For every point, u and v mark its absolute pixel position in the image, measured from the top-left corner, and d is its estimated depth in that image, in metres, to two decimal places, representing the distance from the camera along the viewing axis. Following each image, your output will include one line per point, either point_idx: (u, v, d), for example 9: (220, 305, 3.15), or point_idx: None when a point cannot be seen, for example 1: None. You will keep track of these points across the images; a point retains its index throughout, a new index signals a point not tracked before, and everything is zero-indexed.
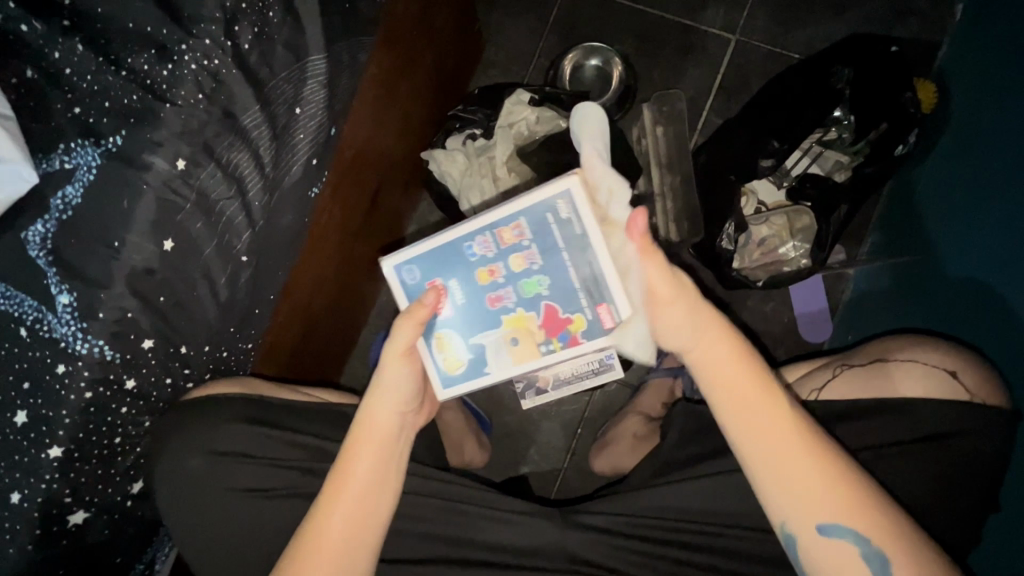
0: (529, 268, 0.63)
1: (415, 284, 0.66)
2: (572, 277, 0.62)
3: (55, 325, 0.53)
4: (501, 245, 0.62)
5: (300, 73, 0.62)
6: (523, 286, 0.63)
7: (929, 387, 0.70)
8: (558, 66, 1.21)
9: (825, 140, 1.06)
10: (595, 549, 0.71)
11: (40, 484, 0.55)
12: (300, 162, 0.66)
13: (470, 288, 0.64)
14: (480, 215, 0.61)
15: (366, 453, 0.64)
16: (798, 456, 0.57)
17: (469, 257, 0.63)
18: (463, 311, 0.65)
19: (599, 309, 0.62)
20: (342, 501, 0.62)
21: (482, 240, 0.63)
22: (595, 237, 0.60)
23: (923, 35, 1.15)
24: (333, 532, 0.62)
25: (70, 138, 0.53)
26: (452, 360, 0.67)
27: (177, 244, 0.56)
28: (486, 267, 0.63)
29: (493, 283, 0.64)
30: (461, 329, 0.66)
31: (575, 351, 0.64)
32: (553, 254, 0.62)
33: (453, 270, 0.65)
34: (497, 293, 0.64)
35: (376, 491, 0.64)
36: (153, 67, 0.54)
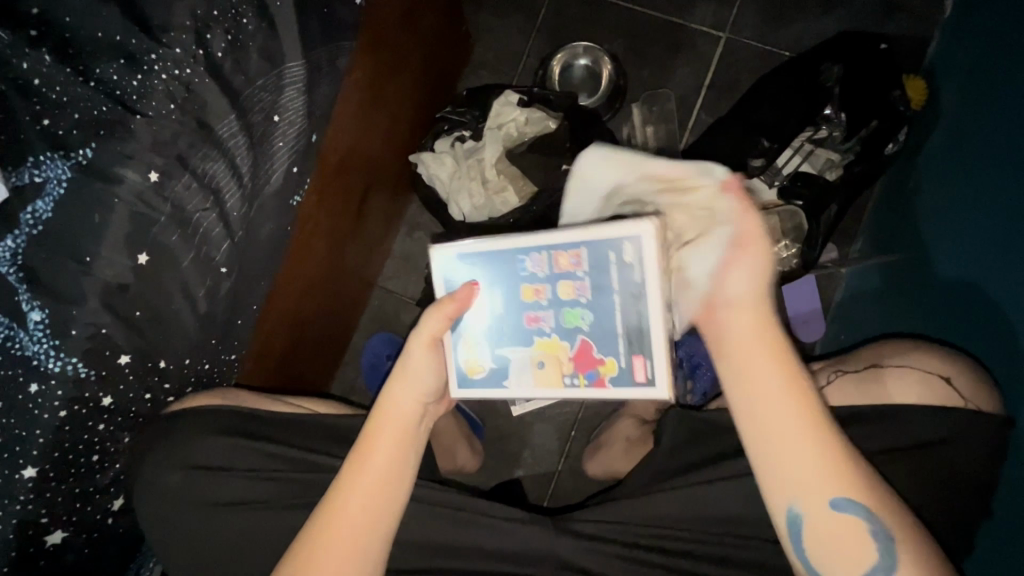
0: (574, 299, 0.61)
1: (455, 280, 0.64)
2: (616, 321, 0.59)
3: (27, 343, 0.52)
4: (555, 268, 0.60)
5: (277, 80, 0.60)
6: (563, 315, 0.61)
7: (923, 393, 0.69)
8: (546, 66, 1.20)
9: (816, 138, 1.03)
10: (588, 558, 0.70)
11: (15, 506, 0.55)
12: (280, 170, 0.64)
13: (511, 300, 0.63)
14: (545, 233, 0.59)
15: (389, 441, 0.63)
16: (805, 430, 0.54)
17: (520, 271, 0.62)
18: (498, 321, 0.64)
19: (634, 360, 0.59)
20: (359, 492, 0.61)
21: (538, 259, 0.61)
22: (652, 286, 0.57)
23: (914, 31, 1.15)
24: (349, 526, 0.60)
25: (38, 151, 0.52)
26: (475, 364, 0.65)
27: (152, 257, 0.55)
28: (533, 286, 0.62)
29: (536, 302, 0.62)
30: (493, 337, 0.64)
31: (598, 394, 0.61)
32: (603, 293, 0.59)
33: (500, 279, 0.63)
34: (535, 312, 0.62)
35: (396, 482, 0.62)
36: (123, 78, 0.53)
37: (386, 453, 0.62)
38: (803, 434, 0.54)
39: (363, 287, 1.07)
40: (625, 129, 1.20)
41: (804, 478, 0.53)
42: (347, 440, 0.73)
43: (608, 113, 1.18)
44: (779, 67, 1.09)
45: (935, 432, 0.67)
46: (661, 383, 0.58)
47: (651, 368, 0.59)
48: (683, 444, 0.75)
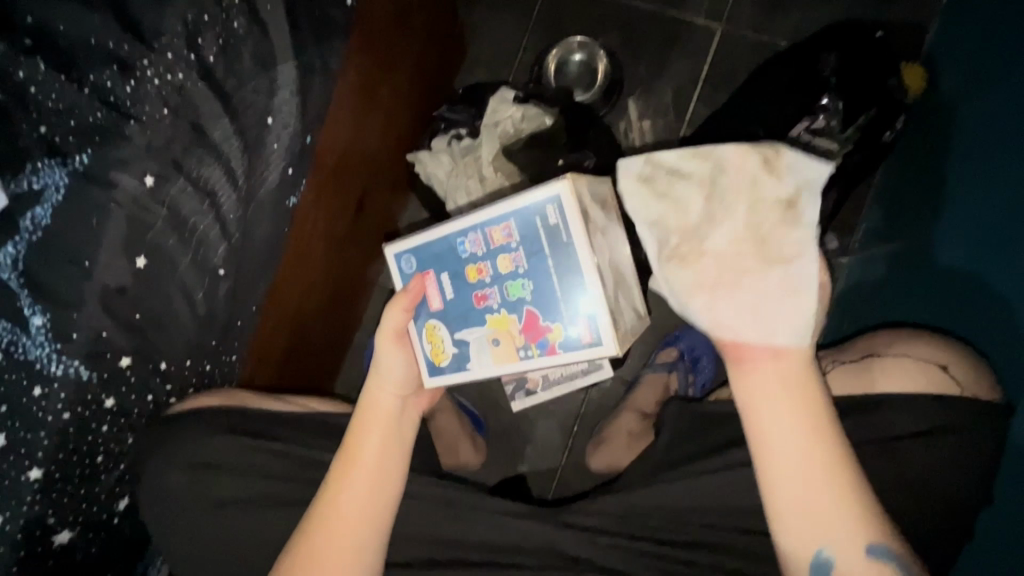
0: (514, 270, 0.61)
1: (411, 275, 0.66)
2: (555, 285, 0.60)
3: (30, 347, 0.53)
4: (490, 244, 0.61)
5: (270, 83, 0.61)
6: (507, 288, 0.61)
7: (919, 380, 0.69)
8: (542, 63, 1.20)
9: (814, 128, 0.96)
10: (588, 551, 0.71)
11: (22, 506, 0.55)
12: (275, 172, 0.65)
13: (458, 283, 0.63)
14: (473, 212, 0.61)
15: (371, 434, 0.67)
16: (810, 437, 0.57)
17: (461, 254, 0.63)
18: (451, 305, 0.64)
19: (579, 320, 0.59)
20: (347, 484, 0.64)
21: (473, 238, 0.62)
22: (580, 246, 0.58)
23: (912, 18, 1.14)
24: (339, 518, 0.63)
25: (36, 159, 0.52)
26: (439, 352, 0.65)
27: (150, 260, 0.56)
28: (474, 265, 0.62)
29: (481, 282, 0.63)
30: (449, 322, 0.64)
31: (552, 361, 0.61)
32: (539, 259, 0.60)
33: (445, 264, 0.64)
34: (481, 289, 0.62)
35: (381, 473, 0.65)
36: (116, 83, 0.53)
37: (368, 446, 0.66)
38: (812, 455, 0.57)
39: (364, 287, 1.08)
40: (622, 124, 1.20)
41: (809, 477, 0.57)
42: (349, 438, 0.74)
43: (605, 108, 1.18)
44: (776, 57, 1.08)
45: (934, 422, 0.67)
46: (607, 339, 0.58)
47: (598, 325, 0.59)
48: (682, 436, 0.76)
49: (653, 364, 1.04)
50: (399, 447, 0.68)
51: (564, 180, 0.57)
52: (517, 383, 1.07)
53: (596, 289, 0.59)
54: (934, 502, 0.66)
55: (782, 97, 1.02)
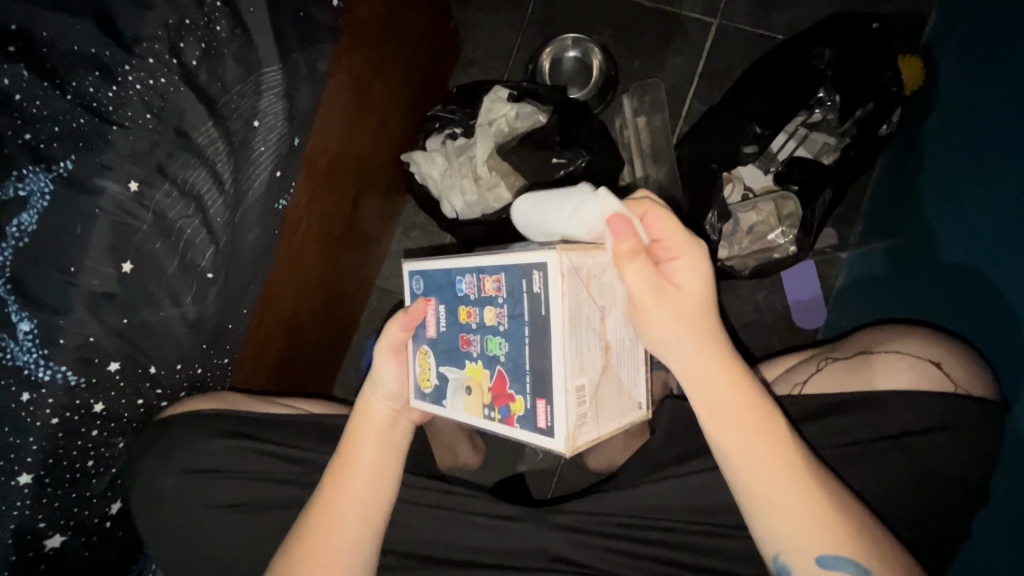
0: (496, 326, 0.55)
1: (416, 296, 0.63)
2: (527, 355, 0.52)
3: (18, 353, 0.53)
4: (481, 290, 0.56)
5: (255, 86, 0.61)
6: (486, 342, 0.55)
7: (917, 378, 0.67)
8: (536, 60, 1.19)
9: (810, 122, 1.03)
10: (579, 552, 0.70)
11: (13, 512, 0.56)
12: (263, 176, 0.64)
13: (450, 317, 0.59)
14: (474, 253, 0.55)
15: (370, 440, 0.66)
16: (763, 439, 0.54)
17: (457, 291, 0.58)
18: (440, 337, 0.61)
19: (538, 403, 0.52)
20: (345, 487, 0.64)
21: (470, 278, 0.57)
22: (557, 326, 0.50)
23: (910, 9, 1.12)
24: (337, 521, 0.63)
25: (21, 165, 0.53)
26: (426, 377, 0.63)
27: (137, 265, 0.56)
28: (465, 307, 0.58)
29: (468, 325, 0.58)
30: (437, 353, 0.61)
31: (511, 431, 0.55)
32: (518, 323, 0.53)
33: (443, 295, 0.60)
34: (464, 330, 0.58)
35: (378, 476, 0.65)
36: (99, 90, 0.54)
37: (366, 452, 0.66)
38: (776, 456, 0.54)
39: (360, 288, 1.08)
40: (617, 121, 1.20)
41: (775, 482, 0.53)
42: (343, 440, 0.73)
43: (600, 105, 1.18)
44: (771, 50, 1.07)
45: (934, 420, 0.66)
46: (559, 433, 0.51)
47: (555, 413, 0.51)
48: (676, 434, 0.75)
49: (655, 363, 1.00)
50: (396, 453, 0.67)
51: (554, 250, 0.49)
52: None
53: (559, 376, 0.50)
54: (927, 501, 0.66)
55: (778, 89, 1.01)
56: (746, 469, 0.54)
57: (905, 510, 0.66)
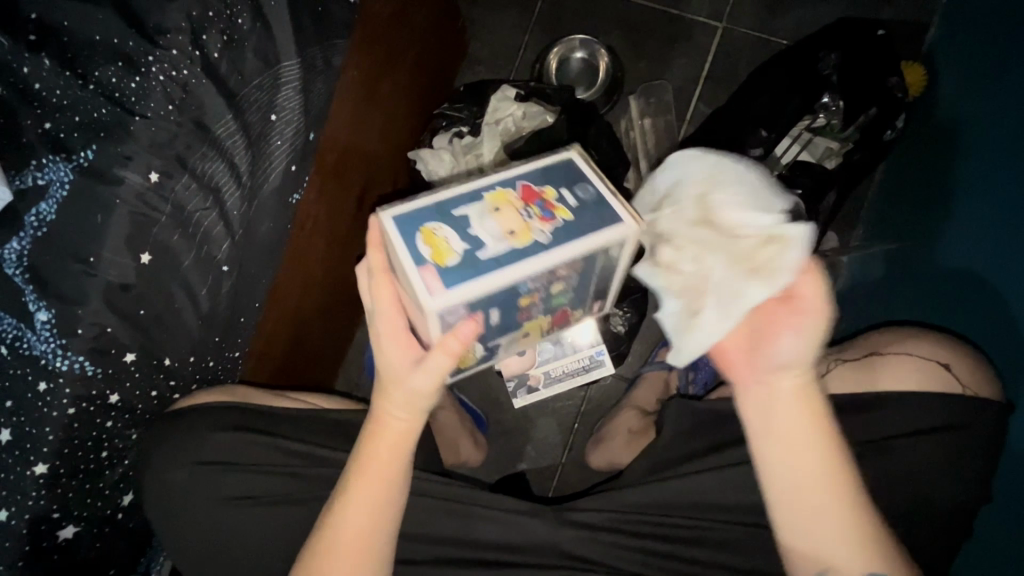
0: (563, 287, 0.59)
1: (453, 319, 0.53)
2: (592, 286, 0.64)
3: (35, 342, 0.53)
4: (550, 283, 0.55)
5: (273, 79, 0.61)
6: (552, 300, 0.61)
7: (924, 379, 0.69)
8: (543, 60, 1.20)
9: (815, 126, 1.03)
10: (588, 548, 0.71)
11: (28, 501, 0.55)
12: (278, 170, 0.65)
13: (507, 311, 0.57)
14: (550, 256, 0.51)
15: (378, 448, 0.62)
16: (828, 474, 0.59)
17: (520, 291, 0.54)
18: (495, 327, 0.59)
19: (595, 302, 0.69)
20: (354, 497, 0.62)
21: (539, 276, 0.53)
22: (626, 263, 0.61)
23: (912, 16, 1.14)
24: (349, 528, 0.62)
25: (41, 155, 0.53)
26: (467, 357, 0.63)
27: (155, 256, 0.56)
28: (530, 295, 0.56)
29: (529, 303, 0.58)
30: (485, 337, 0.60)
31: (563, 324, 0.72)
32: (587, 276, 0.60)
33: (496, 301, 0.54)
34: (526, 312, 0.59)
35: (382, 488, 0.62)
36: (121, 80, 0.53)
37: (375, 461, 0.62)
38: (835, 488, 0.59)
39: None
40: (623, 121, 1.20)
41: (819, 510, 0.59)
42: (351, 436, 0.73)
43: (606, 106, 1.18)
44: (776, 55, 1.08)
45: (934, 421, 0.67)
46: (611, 303, 0.72)
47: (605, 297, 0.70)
48: (682, 432, 0.76)
49: (653, 362, 1.05)
50: (402, 467, 0.63)
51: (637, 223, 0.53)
52: (518, 380, 1.02)
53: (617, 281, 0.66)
54: (929, 501, 0.67)
55: (781, 95, 1.02)
56: (801, 494, 0.59)
57: (908, 507, 0.67)
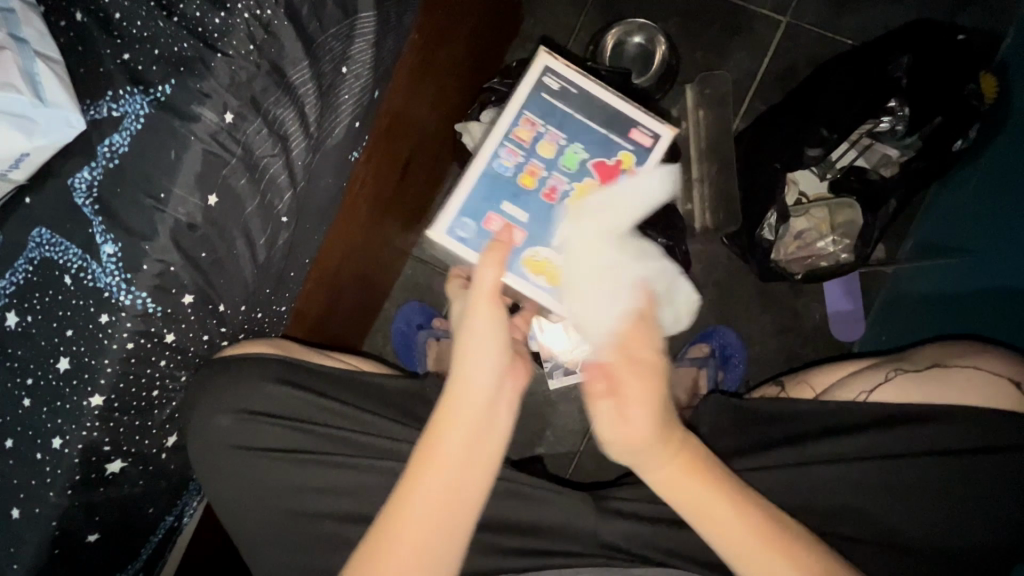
0: (560, 146, 0.71)
1: (476, 233, 0.69)
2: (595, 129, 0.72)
3: (100, 275, 0.54)
4: (526, 147, 0.70)
5: (349, 30, 0.60)
6: (566, 163, 0.70)
7: (988, 396, 0.67)
8: (599, 41, 1.15)
9: (876, 131, 0.98)
10: (624, 537, 0.70)
11: (81, 432, 0.56)
12: (343, 124, 0.63)
13: (525, 201, 0.69)
14: (496, 131, 0.71)
15: (465, 492, 0.55)
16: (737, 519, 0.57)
17: (506, 172, 0.70)
18: (532, 223, 0.69)
19: (635, 135, 0.72)
20: (389, 546, 0.53)
21: (509, 151, 0.70)
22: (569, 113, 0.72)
23: (987, 25, 1.10)
24: (412, 521, 0.54)
25: (117, 86, 0.53)
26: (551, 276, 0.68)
27: (221, 199, 0.55)
28: (527, 171, 0.70)
29: (540, 180, 0.70)
30: (542, 235, 0.69)
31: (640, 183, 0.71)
32: (569, 124, 0.72)
33: (503, 194, 0.69)
34: (561, 199, 0.70)
35: (444, 541, 0.54)
36: (206, 15, 0.53)
37: (415, 521, 0.54)
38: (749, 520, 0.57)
39: (400, 255, 1.07)
40: (674, 111, 1.17)
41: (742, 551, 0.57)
42: (390, 400, 0.72)
43: (659, 92, 1.14)
44: (843, 55, 1.02)
45: (989, 439, 0.66)
46: (661, 127, 0.72)
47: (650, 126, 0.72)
48: (725, 428, 0.73)
49: (684, 359, 1.08)
50: (450, 531, 0.54)
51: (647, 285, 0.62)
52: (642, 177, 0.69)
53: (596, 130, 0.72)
54: (975, 519, 0.66)
55: (848, 95, 0.96)
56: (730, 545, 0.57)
57: (948, 525, 0.66)
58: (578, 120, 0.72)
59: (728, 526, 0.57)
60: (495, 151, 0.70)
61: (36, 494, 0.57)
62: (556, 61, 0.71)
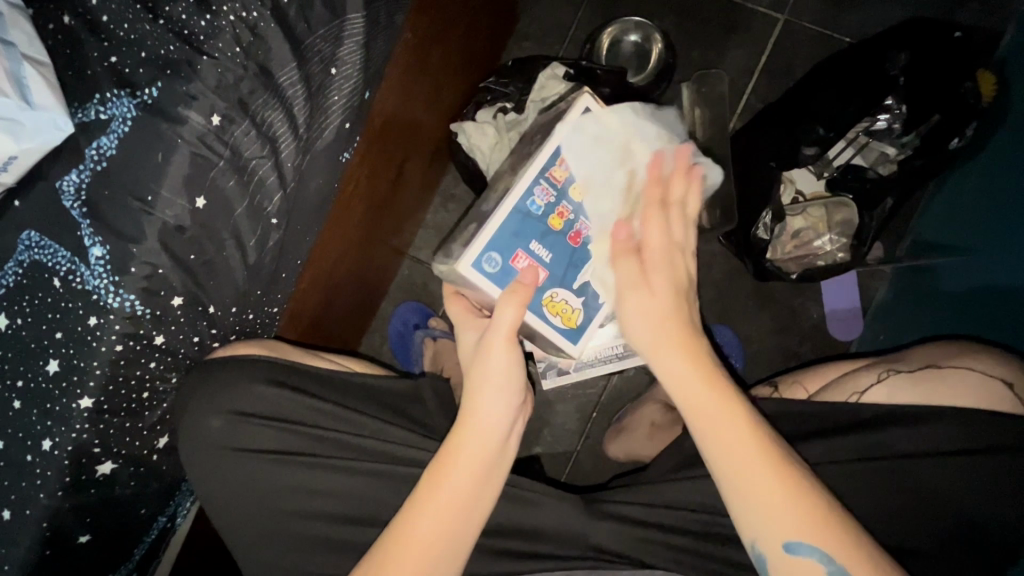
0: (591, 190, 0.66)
1: (501, 272, 0.63)
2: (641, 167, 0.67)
3: (88, 278, 0.54)
4: (559, 188, 0.65)
5: (337, 31, 0.59)
6: (593, 209, 0.66)
7: (982, 397, 0.67)
8: (594, 40, 1.14)
9: (873, 129, 0.95)
10: (617, 538, 0.70)
11: (71, 434, 0.56)
12: (333, 125, 0.63)
13: (552, 241, 0.65)
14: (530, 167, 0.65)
15: (469, 517, 0.59)
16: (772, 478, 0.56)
17: (535, 211, 0.64)
18: (555, 268, 0.65)
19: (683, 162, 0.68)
20: (402, 549, 0.57)
21: (541, 189, 0.65)
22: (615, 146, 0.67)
23: (985, 22, 1.09)
24: (424, 523, 0.58)
25: (105, 89, 0.53)
26: (570, 318, 0.65)
27: (210, 201, 0.56)
28: (555, 212, 0.65)
29: (568, 224, 0.66)
30: (563, 279, 0.65)
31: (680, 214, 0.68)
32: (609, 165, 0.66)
33: (529, 236, 0.64)
34: (584, 246, 0.66)
35: (447, 558, 0.58)
36: (192, 17, 0.53)
37: (428, 522, 0.58)
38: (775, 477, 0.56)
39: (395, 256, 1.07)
40: (671, 110, 1.16)
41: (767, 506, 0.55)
42: (382, 402, 0.72)
43: (655, 91, 1.14)
44: (839, 54, 1.01)
45: (984, 440, 0.66)
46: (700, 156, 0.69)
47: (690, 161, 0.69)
48: None
49: None
50: (460, 537, 0.59)
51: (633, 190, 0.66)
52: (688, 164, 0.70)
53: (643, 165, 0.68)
54: (969, 521, 0.65)
55: (843, 92, 0.97)
56: (753, 500, 0.56)
57: (943, 525, 0.66)
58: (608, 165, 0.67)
59: (756, 472, 0.56)
60: (529, 187, 0.64)
61: (28, 496, 0.57)
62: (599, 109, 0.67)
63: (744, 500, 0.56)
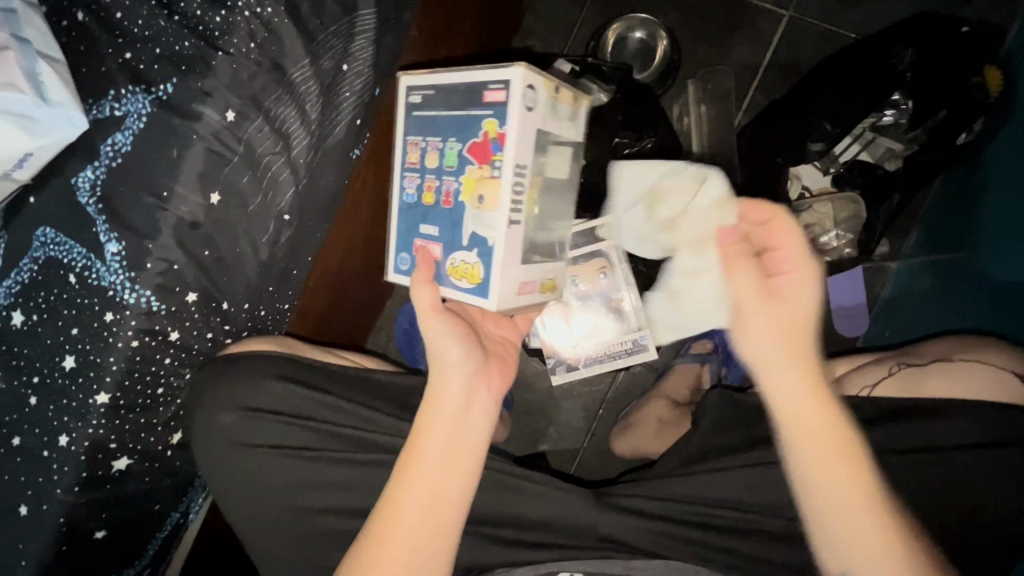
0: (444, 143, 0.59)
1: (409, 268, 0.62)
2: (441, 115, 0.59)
3: (104, 274, 0.54)
4: (418, 165, 0.61)
5: (349, 27, 0.59)
6: (449, 161, 0.58)
7: (993, 390, 0.67)
8: (599, 37, 1.14)
9: (879, 125, 0.96)
10: (628, 532, 0.70)
11: (87, 429, 0.56)
12: (344, 121, 0.63)
13: (432, 217, 0.60)
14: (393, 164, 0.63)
15: (447, 502, 0.59)
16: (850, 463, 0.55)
17: (411, 194, 0.61)
18: (443, 237, 0.59)
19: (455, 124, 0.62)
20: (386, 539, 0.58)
21: (410, 177, 0.62)
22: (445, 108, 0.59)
23: (992, 17, 1.09)
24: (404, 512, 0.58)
25: (120, 85, 0.53)
26: (473, 273, 0.57)
27: (224, 197, 0.56)
28: (426, 188, 0.60)
29: (438, 190, 0.59)
30: (449, 244, 0.59)
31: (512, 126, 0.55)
32: (445, 117, 0.59)
33: (415, 220, 0.61)
34: (458, 201, 0.58)
35: (427, 548, 0.58)
36: (206, 14, 0.53)
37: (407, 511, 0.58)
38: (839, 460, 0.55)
39: None
40: (676, 106, 1.16)
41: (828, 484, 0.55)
42: (393, 398, 0.72)
43: (660, 88, 1.14)
44: (845, 49, 1.01)
45: (997, 434, 0.66)
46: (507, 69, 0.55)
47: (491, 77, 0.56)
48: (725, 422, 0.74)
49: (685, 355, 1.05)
50: (442, 528, 0.59)
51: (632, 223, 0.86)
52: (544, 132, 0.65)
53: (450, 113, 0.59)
54: (981, 514, 0.65)
55: (848, 91, 0.94)
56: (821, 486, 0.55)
57: (957, 519, 0.66)
58: (445, 116, 0.59)
59: (828, 456, 0.55)
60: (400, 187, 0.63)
61: (44, 491, 0.58)
62: (411, 77, 0.61)
63: (811, 472, 0.56)
